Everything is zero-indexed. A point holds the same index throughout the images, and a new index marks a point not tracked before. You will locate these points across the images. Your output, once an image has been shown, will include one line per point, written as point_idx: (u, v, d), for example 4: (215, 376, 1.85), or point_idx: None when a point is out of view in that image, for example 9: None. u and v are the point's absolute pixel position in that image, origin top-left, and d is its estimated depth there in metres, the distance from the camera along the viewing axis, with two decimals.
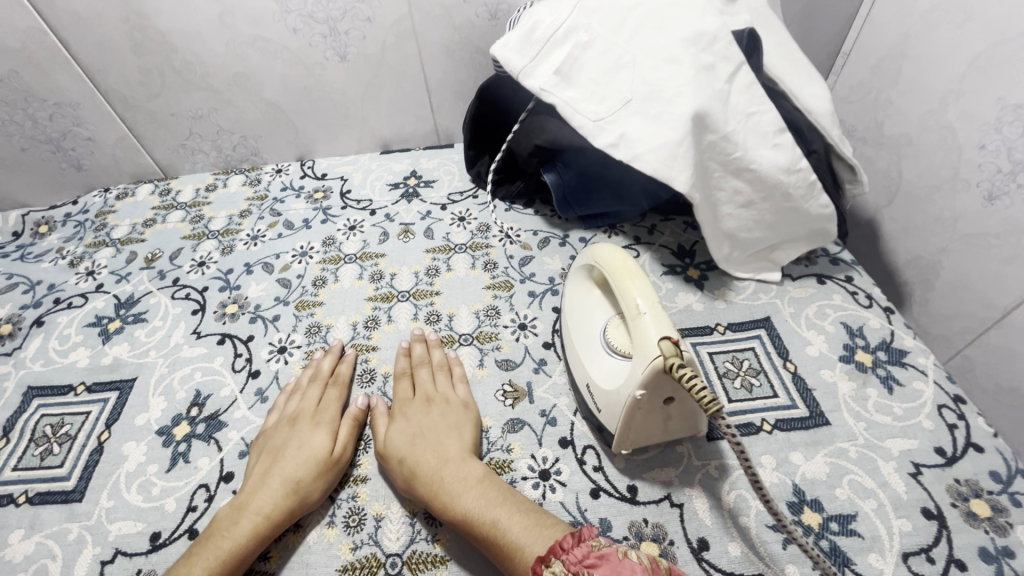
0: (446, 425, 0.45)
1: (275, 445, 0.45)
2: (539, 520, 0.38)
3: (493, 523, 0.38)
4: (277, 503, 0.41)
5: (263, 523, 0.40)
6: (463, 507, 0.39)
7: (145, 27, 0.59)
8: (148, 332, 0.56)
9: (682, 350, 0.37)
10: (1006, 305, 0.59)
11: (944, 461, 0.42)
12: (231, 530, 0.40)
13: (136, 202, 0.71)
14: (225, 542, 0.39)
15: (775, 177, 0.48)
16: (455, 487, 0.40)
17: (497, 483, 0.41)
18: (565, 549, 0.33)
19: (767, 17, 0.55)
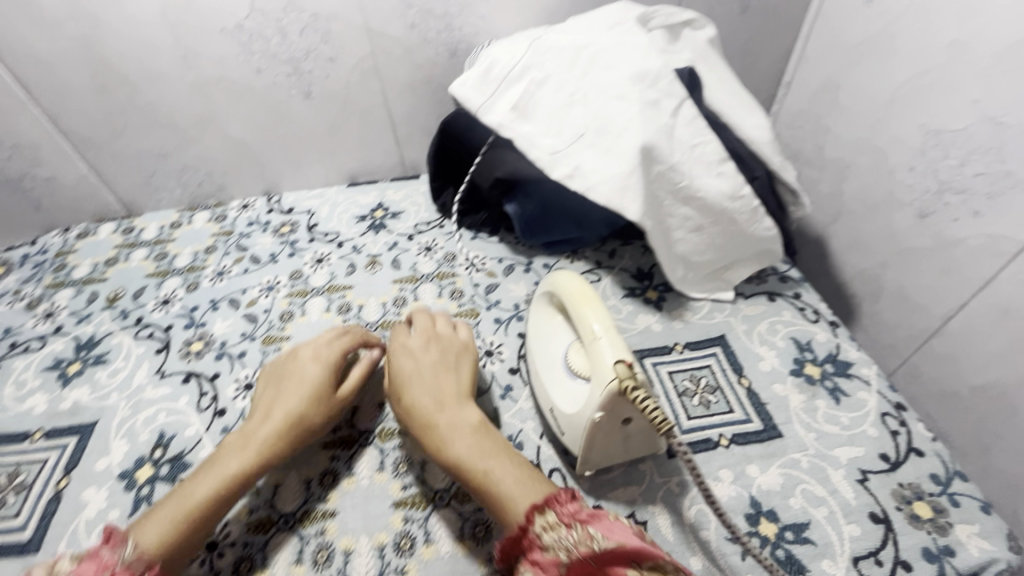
0: (443, 369, 0.46)
1: (282, 379, 0.47)
2: (530, 476, 0.39)
3: (486, 473, 0.39)
4: (274, 437, 0.43)
5: (259, 457, 0.43)
6: (455, 454, 0.40)
7: (108, 70, 0.60)
8: (109, 374, 0.55)
9: (636, 372, 0.39)
10: (943, 314, 0.63)
11: (889, 467, 0.45)
12: (232, 456, 0.42)
13: (97, 241, 0.70)
14: (225, 463, 0.42)
15: (720, 203, 0.51)
16: (449, 430, 0.41)
17: (490, 429, 0.42)
18: (560, 502, 0.36)
19: (708, 54, 0.59)
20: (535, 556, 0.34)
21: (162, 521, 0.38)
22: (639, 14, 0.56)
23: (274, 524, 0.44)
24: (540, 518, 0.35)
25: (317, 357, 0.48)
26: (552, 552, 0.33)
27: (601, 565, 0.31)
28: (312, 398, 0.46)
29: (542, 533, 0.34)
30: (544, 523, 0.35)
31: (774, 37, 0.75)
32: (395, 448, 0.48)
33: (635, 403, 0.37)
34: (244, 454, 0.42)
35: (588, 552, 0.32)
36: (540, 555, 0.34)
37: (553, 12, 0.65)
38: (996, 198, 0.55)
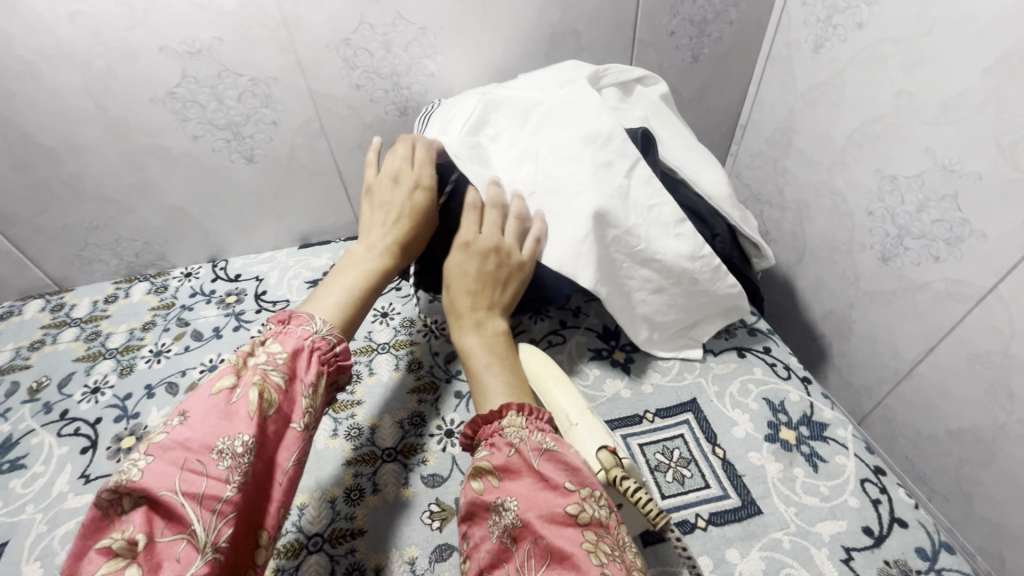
0: (487, 277, 0.47)
1: (392, 201, 0.50)
2: (517, 386, 0.42)
3: (484, 367, 0.43)
4: (394, 258, 0.49)
5: (381, 272, 0.48)
6: (465, 344, 0.45)
7: (27, 144, 0.56)
8: (26, 482, 0.49)
9: (621, 458, 0.38)
10: (913, 358, 0.62)
11: (873, 542, 0.42)
12: (368, 260, 0.48)
13: (22, 322, 0.65)
14: (362, 266, 0.48)
15: (680, 265, 0.49)
16: (473, 324, 0.46)
17: (506, 340, 0.46)
18: (534, 411, 0.39)
19: (660, 108, 0.58)
20: (492, 438, 0.37)
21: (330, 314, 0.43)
22: (592, 73, 0.55)
23: None
24: (511, 414, 0.39)
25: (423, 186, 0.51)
26: (511, 438, 0.37)
27: (547, 472, 0.35)
28: (414, 227, 0.50)
29: (507, 425, 0.38)
30: (513, 419, 0.38)
31: (727, 82, 0.75)
32: (347, 554, 0.43)
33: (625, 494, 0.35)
34: (373, 263, 0.48)
35: (541, 456, 0.35)
36: (499, 438, 0.37)
37: (504, 69, 0.63)
38: (955, 244, 0.54)
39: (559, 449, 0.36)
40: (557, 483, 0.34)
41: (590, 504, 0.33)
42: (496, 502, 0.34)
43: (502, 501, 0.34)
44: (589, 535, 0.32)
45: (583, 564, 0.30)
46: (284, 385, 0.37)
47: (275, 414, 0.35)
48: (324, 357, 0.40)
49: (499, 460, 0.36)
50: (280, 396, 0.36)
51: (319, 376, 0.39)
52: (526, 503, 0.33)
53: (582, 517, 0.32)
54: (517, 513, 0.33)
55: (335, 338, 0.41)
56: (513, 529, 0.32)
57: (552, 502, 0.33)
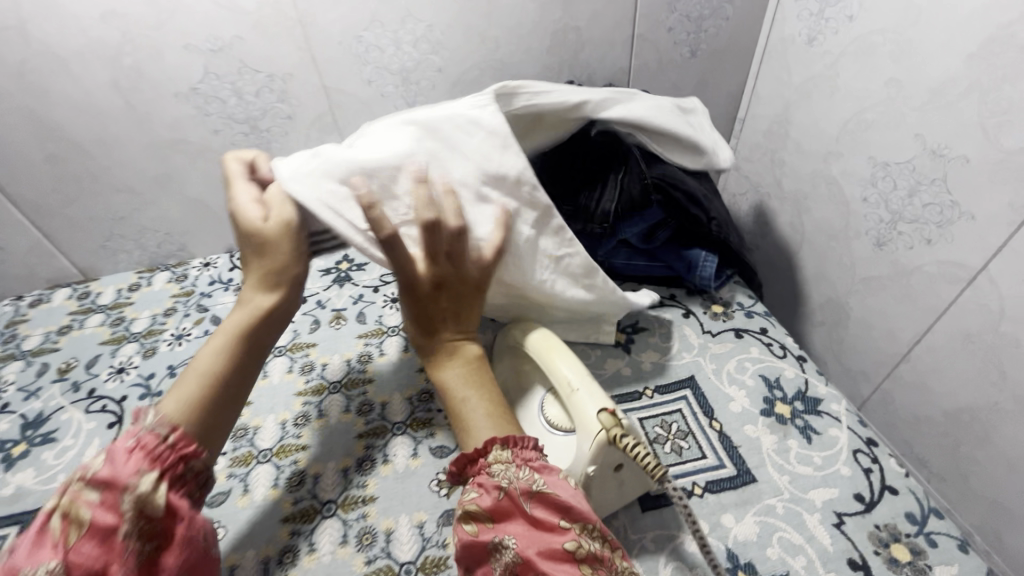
0: (451, 305, 0.44)
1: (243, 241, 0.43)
2: (496, 413, 0.41)
3: (460, 400, 0.42)
4: (253, 305, 0.43)
5: (239, 331, 0.43)
6: (443, 381, 0.44)
7: (59, 137, 0.59)
8: (57, 454, 0.52)
9: (621, 419, 0.39)
10: (908, 340, 0.64)
11: (864, 508, 0.44)
12: (229, 322, 0.43)
13: (51, 308, 0.68)
14: (223, 329, 0.43)
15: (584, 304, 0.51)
16: (444, 357, 0.44)
17: (485, 365, 0.45)
18: (520, 444, 0.38)
19: None
20: (481, 479, 0.37)
21: (178, 394, 0.39)
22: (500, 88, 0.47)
23: None
24: (497, 450, 0.38)
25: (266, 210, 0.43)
26: (499, 480, 0.36)
27: (540, 513, 0.35)
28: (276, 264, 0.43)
29: (495, 463, 0.37)
30: (499, 456, 0.38)
31: (725, 77, 0.78)
32: (360, 518, 0.45)
33: (625, 451, 0.37)
34: (229, 326, 0.43)
35: (533, 497, 0.35)
36: (487, 480, 0.36)
37: (508, 65, 0.66)
38: (945, 227, 0.56)
39: (551, 486, 0.35)
40: (551, 523, 0.34)
41: (586, 537, 0.34)
42: (494, 542, 0.34)
43: (500, 542, 0.34)
44: (587, 568, 0.33)
45: None
46: (99, 498, 0.32)
47: (88, 530, 0.31)
48: (153, 451, 0.35)
49: (490, 505, 0.35)
50: (93, 510, 0.32)
51: (141, 476, 0.33)
52: (523, 543, 0.34)
53: (580, 552, 0.33)
54: (516, 554, 0.33)
55: (165, 428, 0.36)
56: (514, 566, 0.33)
57: (549, 540, 0.34)
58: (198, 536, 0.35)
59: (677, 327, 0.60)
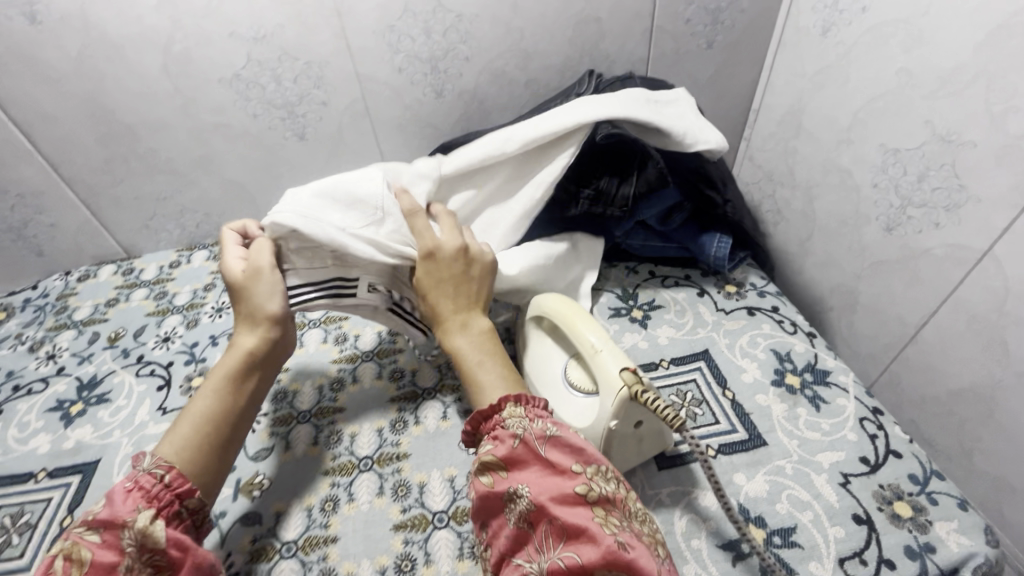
0: (459, 276, 0.49)
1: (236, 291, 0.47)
2: (511, 376, 0.44)
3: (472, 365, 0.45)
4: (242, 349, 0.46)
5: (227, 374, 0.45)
6: (455, 345, 0.46)
7: (111, 120, 0.63)
8: (111, 412, 0.56)
9: (641, 376, 0.42)
10: (915, 322, 0.65)
11: (869, 469, 0.46)
12: (216, 370, 0.45)
13: (98, 283, 0.73)
14: (216, 375, 0.45)
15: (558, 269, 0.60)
16: (458, 325, 0.47)
17: (493, 333, 0.48)
18: (528, 401, 0.41)
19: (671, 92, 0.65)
20: (496, 433, 0.39)
21: (177, 440, 0.41)
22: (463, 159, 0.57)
23: (277, 552, 0.44)
24: (510, 406, 0.41)
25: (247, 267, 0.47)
26: (513, 430, 0.38)
27: (552, 460, 0.37)
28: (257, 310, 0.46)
29: (509, 417, 0.40)
30: (513, 411, 0.40)
31: (740, 68, 0.80)
32: (395, 472, 0.49)
33: (647, 404, 0.40)
34: (219, 372, 0.45)
35: (545, 444, 0.38)
36: (502, 432, 0.39)
37: (532, 54, 0.69)
38: (953, 210, 0.58)
39: (562, 434, 0.38)
40: (562, 469, 0.37)
41: (597, 481, 0.36)
42: (508, 491, 0.37)
43: (515, 490, 0.36)
44: (598, 510, 0.35)
45: (598, 535, 0.33)
46: (101, 538, 0.35)
47: (87, 570, 0.33)
48: (149, 493, 0.37)
49: (505, 454, 0.38)
50: (93, 552, 0.34)
51: (138, 513, 0.36)
52: (537, 488, 0.36)
53: (592, 494, 0.35)
54: (531, 499, 0.35)
55: (161, 468, 0.39)
56: (528, 512, 0.35)
57: (562, 484, 0.36)
58: (209, 563, 0.37)
59: (692, 305, 0.63)
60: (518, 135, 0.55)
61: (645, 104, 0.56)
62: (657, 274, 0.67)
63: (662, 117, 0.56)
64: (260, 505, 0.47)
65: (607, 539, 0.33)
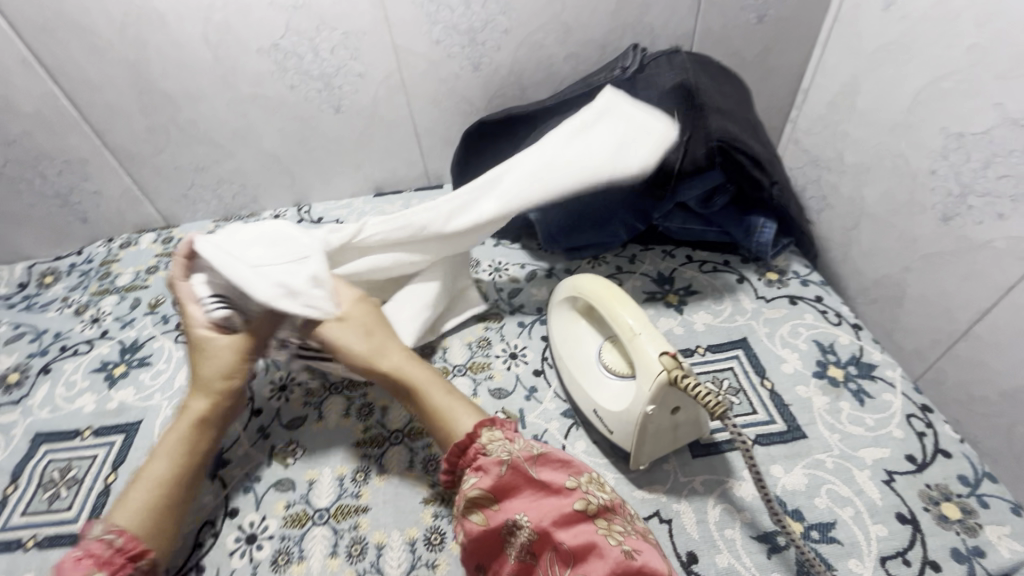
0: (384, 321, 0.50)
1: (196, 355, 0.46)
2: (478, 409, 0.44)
3: (434, 410, 0.44)
4: (194, 416, 0.45)
5: (179, 443, 0.44)
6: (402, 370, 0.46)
7: (153, 90, 0.64)
8: (152, 375, 0.58)
9: (681, 362, 0.41)
10: (968, 318, 0.61)
11: (915, 468, 0.45)
12: (169, 438, 0.44)
13: (139, 250, 0.74)
14: (173, 439, 0.44)
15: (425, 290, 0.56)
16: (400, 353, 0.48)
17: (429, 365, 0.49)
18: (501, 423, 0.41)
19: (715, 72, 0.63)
20: (479, 463, 0.39)
21: (134, 506, 0.40)
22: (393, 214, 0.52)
23: (310, 519, 0.45)
24: (487, 432, 0.40)
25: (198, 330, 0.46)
26: (498, 457, 0.38)
27: (544, 482, 0.37)
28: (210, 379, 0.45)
29: (488, 443, 0.40)
30: (491, 436, 0.40)
31: (790, 46, 0.76)
32: (424, 447, 0.49)
33: (686, 390, 0.39)
34: (171, 440, 0.44)
35: (535, 465, 0.38)
36: (486, 461, 0.38)
37: (573, 28, 0.66)
38: (1021, 200, 0.53)
39: (548, 452, 0.39)
40: (557, 486, 0.37)
41: (591, 492, 0.37)
42: (508, 523, 0.37)
43: (513, 518, 0.36)
44: (601, 521, 0.36)
45: (605, 549, 0.34)
46: None
47: None
48: (99, 557, 0.37)
49: (494, 484, 0.37)
50: None
51: None
52: (536, 514, 0.36)
53: (589, 507, 0.36)
54: (532, 526, 0.36)
55: (112, 533, 0.38)
56: (531, 542, 0.36)
57: (561, 504, 0.36)
58: None
59: (731, 291, 0.61)
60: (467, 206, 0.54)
61: (582, 144, 0.56)
62: (695, 259, 0.65)
63: (592, 144, 0.56)
64: (293, 473, 0.48)
65: (614, 551, 0.34)
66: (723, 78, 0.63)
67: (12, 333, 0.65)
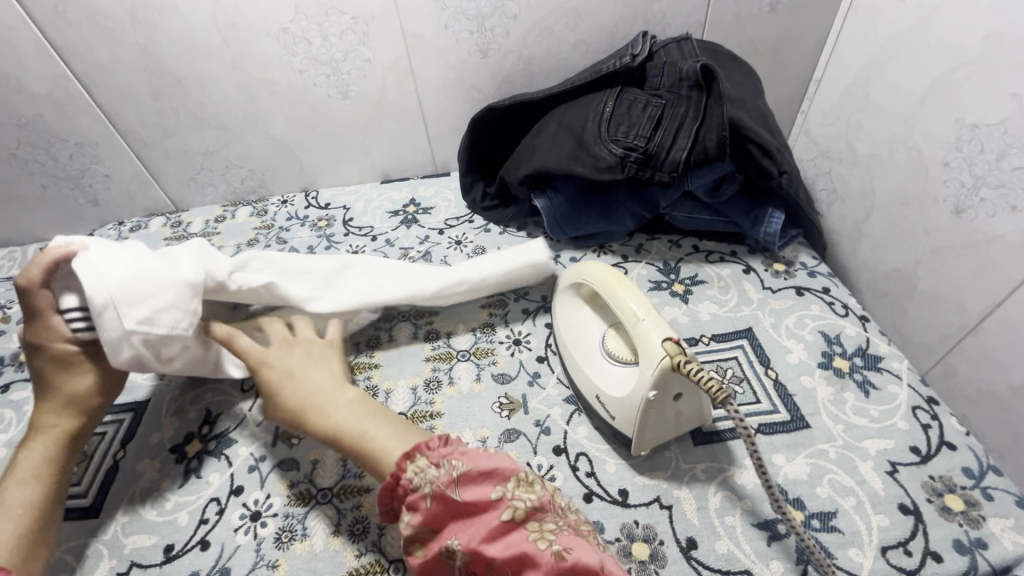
0: (310, 360, 0.46)
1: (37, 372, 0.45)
2: (407, 435, 0.40)
3: (360, 436, 0.40)
4: (56, 426, 0.44)
5: (43, 454, 0.43)
6: (331, 426, 0.41)
7: (163, 73, 0.64)
8: None
9: (684, 348, 0.41)
10: (979, 312, 0.61)
11: (919, 460, 0.44)
12: (25, 453, 0.43)
13: (149, 233, 0.75)
14: (29, 472, 0.42)
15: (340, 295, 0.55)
16: (328, 402, 0.43)
17: (369, 398, 0.44)
18: (431, 448, 0.37)
19: (725, 61, 0.62)
20: (407, 499, 0.36)
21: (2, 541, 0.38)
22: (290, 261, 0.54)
23: (313, 498, 0.46)
24: (410, 467, 0.37)
25: (41, 342, 0.44)
26: (421, 491, 0.35)
27: (467, 504, 0.34)
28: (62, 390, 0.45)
29: (413, 476, 0.36)
30: (414, 468, 0.36)
31: (803, 35, 0.75)
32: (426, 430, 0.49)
33: (688, 376, 0.39)
34: (30, 452, 0.43)
35: (457, 488, 0.35)
36: (412, 497, 0.36)
37: (583, 15, 0.66)
38: None
39: (469, 467, 0.35)
40: (484, 503, 0.34)
41: (517, 499, 0.34)
42: (444, 550, 0.34)
43: (447, 546, 0.34)
44: (532, 525, 0.33)
45: (537, 556, 0.32)
46: None
47: None
48: None
49: (425, 521, 0.35)
50: None
51: None
52: (467, 536, 0.34)
53: (517, 515, 0.34)
54: (464, 549, 0.33)
55: None
56: (469, 563, 0.34)
57: (489, 520, 0.34)
58: None
59: (737, 282, 0.60)
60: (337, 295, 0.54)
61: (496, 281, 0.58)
62: (701, 249, 0.65)
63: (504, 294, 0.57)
64: (297, 453, 0.49)
65: (545, 555, 0.32)
66: (733, 65, 0.63)
67: (25, 312, 0.66)
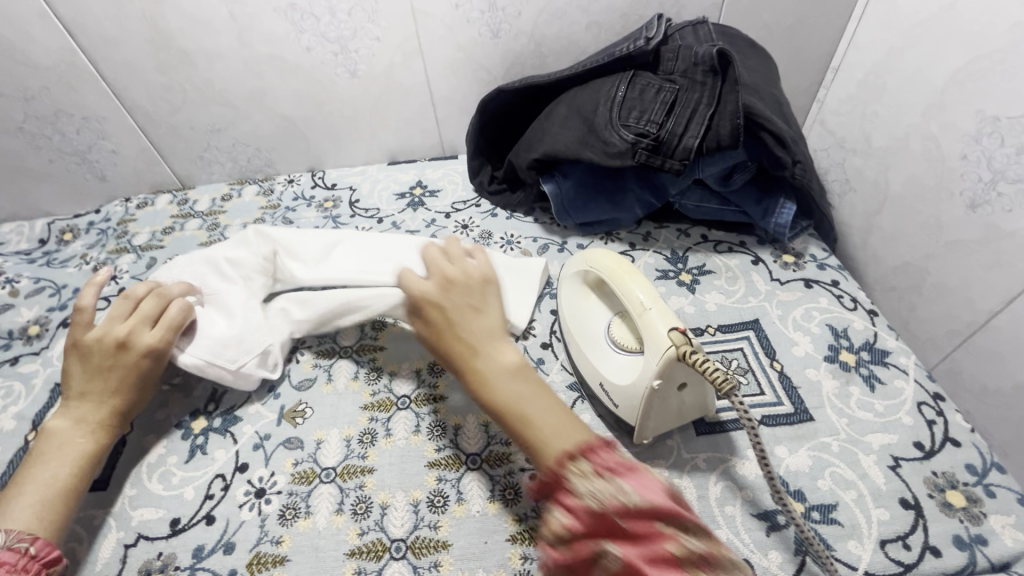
0: (468, 309, 0.40)
1: (118, 366, 0.46)
2: (577, 421, 0.35)
3: (522, 416, 0.35)
4: (116, 430, 0.46)
5: (95, 451, 0.44)
6: (498, 397, 0.36)
7: (170, 47, 0.63)
8: None
9: (690, 338, 0.40)
10: (989, 309, 0.60)
11: (922, 455, 0.44)
12: (76, 441, 0.44)
13: (155, 211, 0.75)
14: (68, 456, 0.43)
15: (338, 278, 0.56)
16: (491, 367, 0.37)
17: (531, 364, 0.38)
18: (597, 454, 0.31)
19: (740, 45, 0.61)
20: (564, 500, 0.30)
21: (36, 516, 0.39)
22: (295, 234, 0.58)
23: (317, 477, 0.46)
24: (574, 468, 0.31)
25: (150, 350, 0.47)
26: (584, 502, 0.29)
27: (630, 522, 0.28)
28: (130, 400, 0.47)
29: (575, 479, 0.30)
30: (579, 471, 0.30)
31: (823, 20, 0.73)
32: (430, 413, 0.50)
33: (693, 366, 0.39)
34: (83, 443, 0.44)
35: (620, 509, 0.29)
36: (571, 503, 0.30)
37: None
38: None
39: (642, 492, 0.29)
40: (647, 534, 0.28)
41: (687, 536, 0.28)
42: (590, 564, 0.29)
43: (598, 564, 0.28)
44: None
45: None
46: None
47: None
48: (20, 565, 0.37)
49: (578, 529, 0.29)
50: None
51: None
52: (625, 562, 0.28)
53: (687, 557, 0.28)
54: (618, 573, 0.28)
55: (24, 542, 0.38)
56: None
57: (652, 554, 0.28)
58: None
59: (745, 273, 0.60)
60: (326, 272, 0.56)
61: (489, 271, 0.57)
62: (710, 239, 0.64)
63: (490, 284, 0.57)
64: (302, 432, 0.49)
65: None
66: (750, 51, 0.61)
67: (33, 286, 0.66)
